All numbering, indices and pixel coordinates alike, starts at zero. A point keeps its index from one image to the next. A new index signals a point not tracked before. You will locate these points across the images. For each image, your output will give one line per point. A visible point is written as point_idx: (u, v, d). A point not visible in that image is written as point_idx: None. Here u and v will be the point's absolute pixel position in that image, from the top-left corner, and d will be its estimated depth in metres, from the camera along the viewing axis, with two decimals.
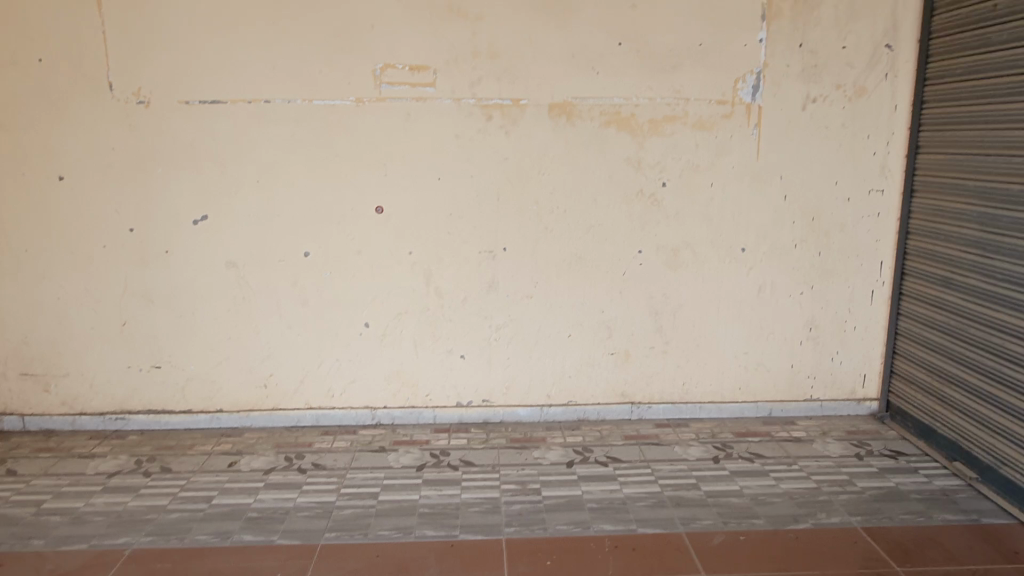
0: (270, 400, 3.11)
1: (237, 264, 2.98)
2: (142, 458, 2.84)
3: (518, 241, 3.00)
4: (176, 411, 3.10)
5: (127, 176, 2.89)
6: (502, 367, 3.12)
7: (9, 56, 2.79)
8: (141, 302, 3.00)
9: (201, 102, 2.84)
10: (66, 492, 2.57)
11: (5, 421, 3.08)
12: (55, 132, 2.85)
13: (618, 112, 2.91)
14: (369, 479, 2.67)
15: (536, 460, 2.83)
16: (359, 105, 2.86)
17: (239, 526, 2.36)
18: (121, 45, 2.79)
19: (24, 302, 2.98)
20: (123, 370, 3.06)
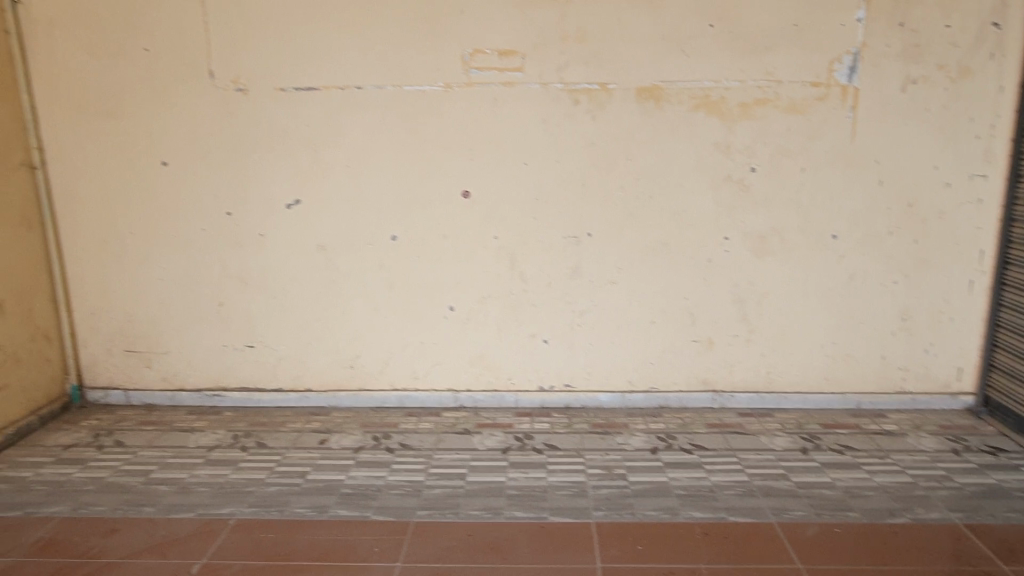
0: (356, 381, 3.19)
1: (327, 248, 3.06)
2: (237, 434, 2.95)
3: (603, 226, 2.99)
4: (267, 389, 3.22)
5: (225, 162, 2.99)
6: (585, 352, 3.12)
7: (118, 46, 2.92)
8: (236, 283, 3.11)
9: (296, 89, 2.91)
10: (171, 463, 2.69)
11: (111, 395, 3.25)
12: (159, 118, 2.97)
13: (708, 96, 2.86)
14: (456, 460, 2.72)
15: (619, 445, 2.83)
16: (448, 91, 2.89)
17: (334, 501, 2.43)
18: (221, 33, 2.88)
19: (129, 281, 3.13)
20: (219, 348, 3.18)
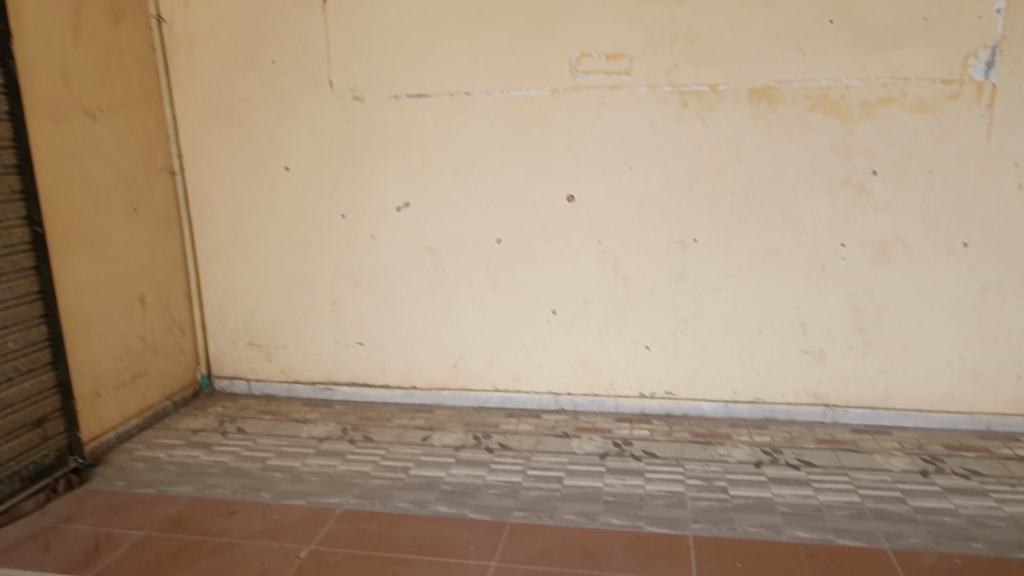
0: (459, 380, 3.28)
1: (434, 250, 3.15)
2: (347, 427, 3.10)
3: (710, 232, 2.92)
4: (376, 385, 3.36)
5: (342, 166, 3.14)
6: (688, 360, 3.06)
7: (249, 59, 3.13)
8: (349, 283, 3.26)
9: (409, 95, 3.02)
10: (286, 451, 2.87)
11: (235, 385, 3.49)
12: (283, 126, 3.16)
13: (825, 96, 2.73)
14: (554, 463, 2.74)
15: (722, 457, 2.76)
16: (555, 95, 2.91)
17: (434, 497, 2.51)
18: (341, 44, 3.03)
19: (254, 279, 3.35)
20: (333, 344, 3.35)
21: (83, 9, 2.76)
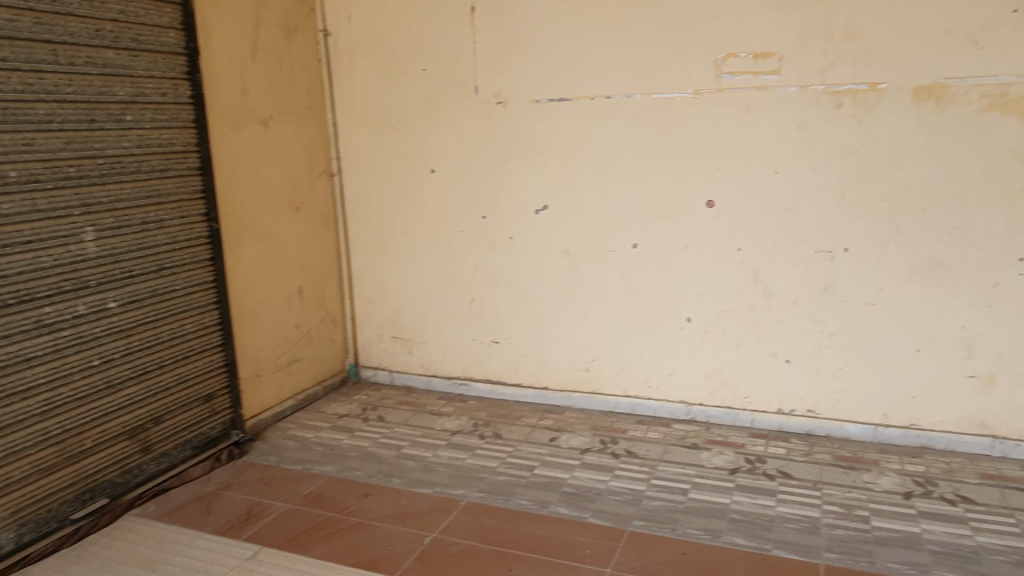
0: (590, 383, 3.28)
1: (571, 253, 3.18)
2: (478, 422, 3.20)
3: (862, 242, 2.72)
4: (509, 383, 3.43)
5: (484, 169, 3.24)
6: (833, 377, 2.87)
7: (402, 68, 3.31)
8: (487, 282, 3.37)
9: (550, 100, 3.06)
10: (420, 442, 3.01)
11: (379, 375, 3.70)
12: (432, 130, 3.31)
13: (1005, 93, 2.46)
14: (680, 475, 2.67)
15: (865, 484, 2.56)
16: (698, 97, 2.83)
17: (556, 497, 2.53)
18: (488, 52, 3.13)
19: (400, 276, 3.54)
20: (470, 341, 3.47)
21: (261, 27, 3.05)
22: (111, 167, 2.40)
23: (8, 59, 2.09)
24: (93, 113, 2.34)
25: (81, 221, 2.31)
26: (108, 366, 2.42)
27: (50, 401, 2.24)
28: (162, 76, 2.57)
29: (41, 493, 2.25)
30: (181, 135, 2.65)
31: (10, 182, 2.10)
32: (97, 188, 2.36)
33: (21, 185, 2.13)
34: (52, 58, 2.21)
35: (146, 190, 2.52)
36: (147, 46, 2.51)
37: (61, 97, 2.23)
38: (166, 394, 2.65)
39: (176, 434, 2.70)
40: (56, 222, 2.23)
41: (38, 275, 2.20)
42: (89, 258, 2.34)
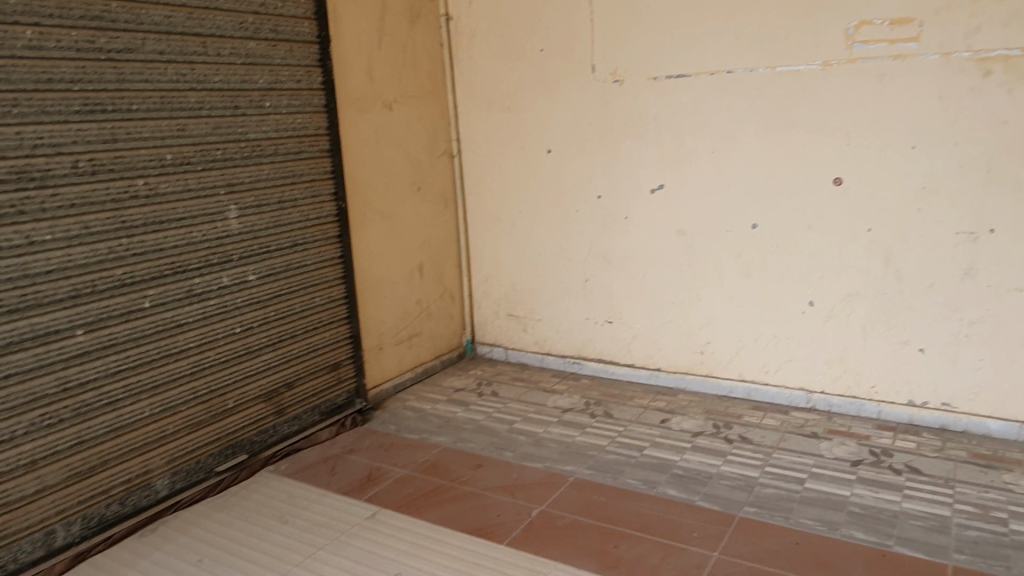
0: (705, 366, 3.21)
1: (686, 233, 3.12)
2: (590, 401, 3.22)
3: (1011, 222, 2.50)
4: (621, 363, 3.43)
5: (600, 148, 3.23)
6: (972, 369, 2.67)
7: (521, 49, 3.35)
8: (602, 262, 3.37)
9: (668, 77, 3.00)
10: (531, 417, 3.08)
11: (495, 351, 3.80)
12: (549, 110, 3.34)
13: None
14: (797, 463, 2.58)
15: (1005, 485, 2.37)
16: (826, 69, 2.68)
17: (665, 479, 2.52)
18: (605, 29, 3.10)
19: (516, 254, 3.61)
20: (583, 321, 3.49)
21: (387, 14, 3.17)
22: (252, 150, 2.60)
23: (165, 52, 2.29)
24: (237, 100, 2.53)
25: (226, 200, 2.52)
26: (248, 334, 2.64)
27: (198, 362, 2.48)
28: (297, 64, 2.74)
29: (190, 446, 2.49)
30: (313, 119, 2.82)
31: (167, 164, 2.33)
32: (240, 169, 2.56)
33: (175, 166, 2.35)
34: (202, 50, 2.40)
35: (282, 171, 2.71)
36: (284, 37, 2.68)
37: (209, 86, 2.43)
38: (298, 362, 2.85)
39: (306, 399, 2.91)
40: (204, 201, 2.45)
41: (190, 248, 2.43)
42: (232, 234, 2.56)
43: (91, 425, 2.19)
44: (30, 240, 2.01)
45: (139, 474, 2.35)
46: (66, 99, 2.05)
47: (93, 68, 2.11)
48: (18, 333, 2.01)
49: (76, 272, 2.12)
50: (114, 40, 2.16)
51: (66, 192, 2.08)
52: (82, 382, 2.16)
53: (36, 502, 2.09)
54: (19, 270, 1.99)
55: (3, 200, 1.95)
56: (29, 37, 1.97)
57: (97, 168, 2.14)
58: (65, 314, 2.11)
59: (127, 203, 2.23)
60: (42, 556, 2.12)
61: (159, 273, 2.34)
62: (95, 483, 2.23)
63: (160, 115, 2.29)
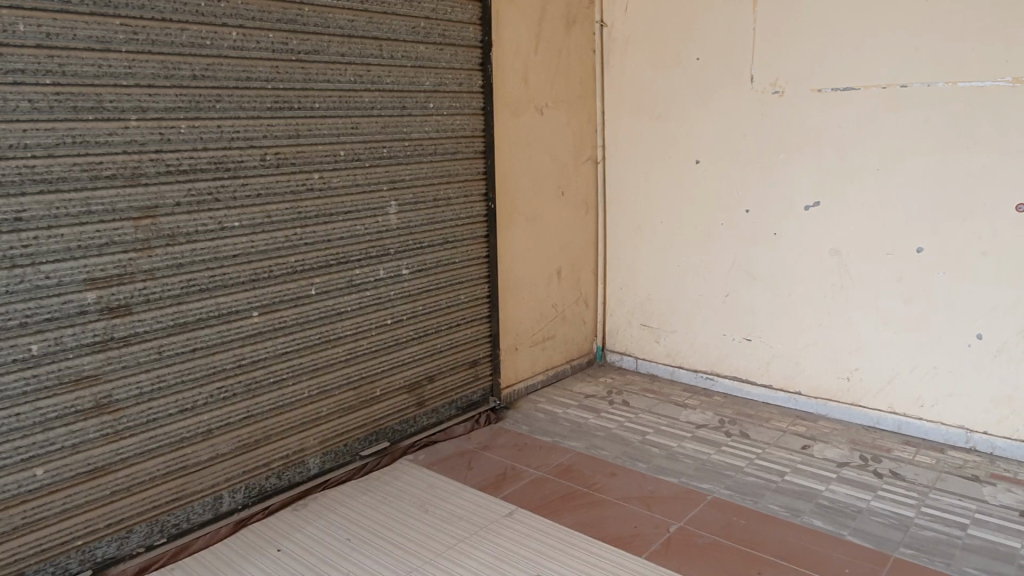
0: (851, 394, 3.06)
1: (840, 253, 2.98)
2: (724, 419, 3.14)
3: None
4: (758, 383, 3.32)
5: (752, 160, 3.15)
6: None
7: (676, 57, 3.31)
8: (745, 278, 3.28)
9: (833, 90, 2.88)
10: (664, 430, 3.03)
11: (625, 360, 3.78)
12: (700, 120, 3.28)
13: None
14: (957, 507, 2.41)
15: None
16: (1017, 86, 2.49)
17: (810, 508, 2.42)
18: (768, 38, 3.01)
19: (654, 264, 3.57)
20: (720, 336, 3.41)
21: (545, 21, 3.21)
22: (414, 149, 2.70)
23: (346, 54, 2.42)
24: (405, 101, 2.63)
25: (388, 196, 2.63)
26: (398, 326, 2.74)
27: (353, 350, 2.60)
28: (460, 68, 2.82)
29: (341, 429, 2.62)
30: (470, 121, 2.90)
31: (340, 159, 2.46)
32: (402, 167, 2.66)
33: (347, 162, 2.48)
34: (378, 52, 2.52)
35: (439, 171, 2.80)
36: (450, 41, 2.77)
37: (381, 86, 2.55)
38: (440, 356, 2.93)
39: (445, 393, 2.99)
40: (369, 196, 2.57)
41: (354, 240, 2.54)
42: (391, 228, 2.66)
43: (259, 401, 2.35)
44: (222, 225, 2.18)
45: (296, 451, 2.49)
46: (259, 96, 2.21)
47: (284, 69, 2.26)
48: (206, 311, 2.18)
49: (257, 257, 2.28)
50: (304, 42, 2.30)
51: (254, 182, 2.24)
52: (254, 359, 2.32)
53: (209, 468, 2.26)
54: (210, 253, 2.16)
55: (203, 187, 2.12)
56: (234, 38, 2.12)
57: (281, 161, 2.29)
58: (245, 296, 2.27)
59: (304, 196, 2.37)
60: (210, 519, 2.29)
61: (326, 262, 2.47)
62: (258, 456, 2.38)
63: (337, 114, 2.42)
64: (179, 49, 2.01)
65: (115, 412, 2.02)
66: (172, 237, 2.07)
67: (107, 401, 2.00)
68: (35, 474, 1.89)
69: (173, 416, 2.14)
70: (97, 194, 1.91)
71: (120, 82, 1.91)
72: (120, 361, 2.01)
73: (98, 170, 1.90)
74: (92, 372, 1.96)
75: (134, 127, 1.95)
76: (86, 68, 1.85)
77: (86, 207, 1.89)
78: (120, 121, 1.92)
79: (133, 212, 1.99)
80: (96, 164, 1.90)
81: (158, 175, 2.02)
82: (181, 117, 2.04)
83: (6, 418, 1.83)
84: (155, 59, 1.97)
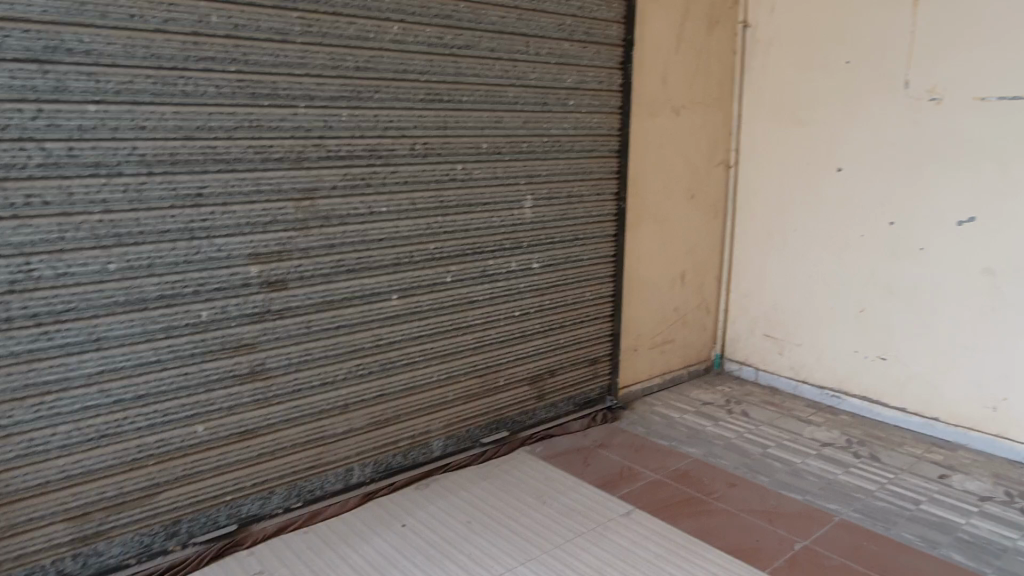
0: (996, 425, 2.85)
1: (994, 273, 2.78)
2: (852, 439, 3.01)
3: None
4: (891, 405, 3.15)
5: (900, 170, 2.99)
6: None
7: (824, 60, 3.19)
8: (882, 292, 3.12)
9: (999, 99, 2.69)
10: (787, 445, 2.94)
11: (745, 370, 3.68)
12: (846, 126, 3.15)
13: None
14: None
15: None
16: None
17: (948, 541, 2.29)
18: (928, 42, 2.85)
19: (784, 273, 3.46)
20: (851, 353, 3.26)
21: (688, 21, 3.17)
22: (552, 145, 2.73)
23: (495, 50, 2.48)
24: (546, 97, 2.67)
25: (524, 190, 2.68)
26: (525, 318, 2.79)
27: (481, 338, 2.66)
28: (601, 66, 2.83)
29: (465, 415, 2.69)
30: (607, 120, 2.91)
31: (482, 152, 2.52)
32: (539, 162, 2.70)
33: (489, 155, 2.54)
34: (524, 49, 2.57)
35: (574, 168, 2.82)
36: (594, 39, 2.78)
37: (525, 82, 2.60)
38: (562, 351, 2.96)
39: (565, 389, 3.02)
40: (507, 189, 2.62)
41: (490, 231, 2.61)
42: (526, 222, 2.71)
43: (393, 380, 2.45)
44: (371, 209, 2.28)
45: (422, 432, 2.58)
46: (413, 88, 2.30)
47: (438, 62, 2.34)
48: (351, 290, 2.29)
49: (401, 243, 2.37)
50: (457, 37, 2.37)
51: (403, 170, 2.33)
52: (391, 340, 2.42)
53: (344, 440, 2.38)
54: (359, 236, 2.27)
55: (357, 173, 2.23)
56: (395, 31, 2.22)
57: (428, 151, 2.38)
58: (388, 279, 2.37)
59: (446, 185, 2.45)
60: (341, 489, 2.40)
61: (463, 251, 2.54)
62: (388, 433, 2.48)
63: (483, 107, 2.49)
64: (346, 41, 2.12)
65: (267, 379, 2.16)
66: (327, 219, 2.19)
67: (260, 369, 2.14)
68: (196, 431, 2.05)
69: (316, 387, 2.27)
70: (266, 175, 2.04)
71: (293, 72, 2.04)
72: (274, 332, 2.15)
73: (268, 152, 2.04)
74: (250, 341, 2.11)
75: (302, 114, 2.08)
76: (266, 57, 1.98)
77: (256, 186, 2.03)
78: (291, 108, 2.05)
79: (296, 193, 2.11)
80: (268, 147, 2.03)
81: (319, 159, 2.14)
82: (343, 106, 2.15)
83: (175, 376, 1.99)
84: (324, 51, 2.09)
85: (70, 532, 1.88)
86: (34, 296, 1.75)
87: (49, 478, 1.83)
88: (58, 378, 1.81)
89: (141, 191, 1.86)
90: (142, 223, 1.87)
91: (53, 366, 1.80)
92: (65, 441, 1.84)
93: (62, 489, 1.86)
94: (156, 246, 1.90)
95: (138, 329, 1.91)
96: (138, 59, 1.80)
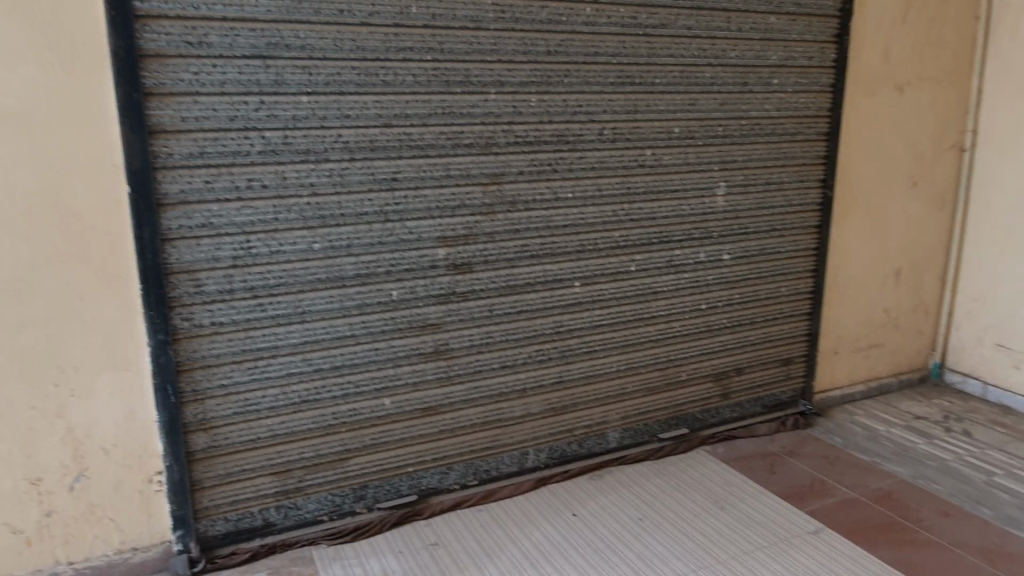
0: None
1: None
2: None
3: None
4: None
5: None
6: None
7: None
8: None
9: None
10: (1018, 475, 2.54)
11: (970, 383, 3.24)
12: None
13: None
14: None
15: None
16: None
17: None
18: None
19: None
20: None
21: None
22: (751, 128, 2.54)
23: (694, 27, 2.34)
24: (747, 76, 2.49)
25: (718, 176, 2.52)
26: (712, 312, 2.64)
27: (665, 330, 2.56)
28: (812, 40, 2.58)
29: (644, 409, 2.61)
30: (817, 99, 2.65)
31: (674, 136, 2.41)
32: (736, 146, 2.53)
33: (681, 139, 2.42)
34: (725, 25, 2.40)
35: (775, 152, 2.61)
36: (806, 10, 2.54)
37: (725, 61, 2.43)
38: (752, 348, 2.78)
39: (752, 389, 2.83)
40: (700, 175, 2.48)
41: (679, 219, 2.49)
42: (718, 210, 2.55)
43: (571, 368, 2.43)
44: (556, 195, 2.26)
45: (599, 422, 2.54)
46: (604, 70, 2.24)
47: (631, 43, 2.26)
48: (534, 276, 2.29)
49: (585, 230, 2.34)
50: (653, 16, 2.27)
51: (590, 156, 2.28)
52: (572, 328, 2.40)
53: (521, 424, 2.40)
54: (544, 222, 2.26)
55: (544, 158, 2.21)
56: (588, 13, 2.16)
57: (617, 136, 2.31)
58: (571, 265, 2.34)
59: (634, 171, 2.37)
60: (516, 471, 2.44)
61: (649, 240, 2.45)
62: (564, 421, 2.48)
63: (677, 89, 2.37)
64: (539, 25, 2.10)
65: (450, 359, 2.23)
66: (513, 204, 2.21)
67: (444, 348, 2.22)
68: (384, 403, 2.17)
69: (496, 369, 2.31)
70: (456, 160, 2.10)
71: (485, 58, 2.06)
72: (458, 314, 2.21)
73: (459, 138, 2.08)
74: (435, 321, 2.18)
75: (492, 100, 2.10)
76: (461, 45, 2.02)
77: (446, 171, 2.09)
78: (481, 94, 2.08)
79: (483, 178, 2.15)
80: (458, 133, 2.08)
81: (508, 145, 2.15)
82: (532, 91, 2.15)
83: (367, 350, 2.11)
84: (516, 36, 2.09)
85: (275, 485, 2.08)
86: (253, 270, 1.94)
87: (259, 435, 2.03)
88: (269, 346, 2.00)
89: (344, 175, 1.98)
90: (344, 206, 1.99)
91: (265, 335, 1.98)
92: (273, 403, 2.03)
93: (270, 446, 2.05)
94: (355, 227, 2.02)
95: (338, 305, 2.05)
96: (345, 52, 1.90)
